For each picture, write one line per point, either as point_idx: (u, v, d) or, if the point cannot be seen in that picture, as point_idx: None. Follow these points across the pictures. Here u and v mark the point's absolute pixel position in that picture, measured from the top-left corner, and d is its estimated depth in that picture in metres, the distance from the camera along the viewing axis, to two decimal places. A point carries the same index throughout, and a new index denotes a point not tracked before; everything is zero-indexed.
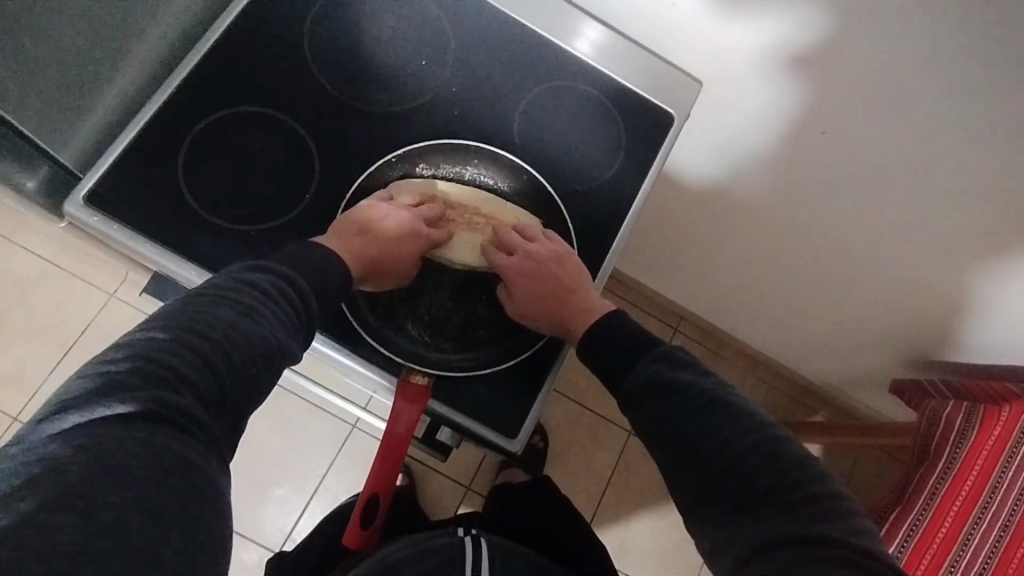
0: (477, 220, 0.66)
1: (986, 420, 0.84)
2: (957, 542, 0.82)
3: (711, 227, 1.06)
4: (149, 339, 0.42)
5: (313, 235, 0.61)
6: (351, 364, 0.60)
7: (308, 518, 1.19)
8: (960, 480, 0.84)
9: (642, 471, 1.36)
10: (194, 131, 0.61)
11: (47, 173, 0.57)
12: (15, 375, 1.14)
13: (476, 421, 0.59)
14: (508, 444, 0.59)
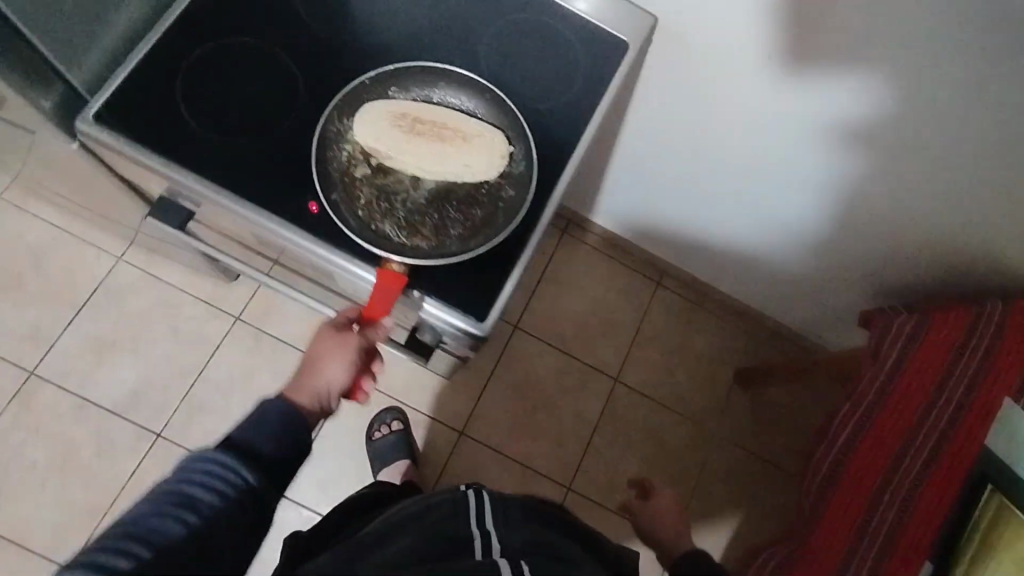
0: (446, 131, 0.69)
1: (937, 322, 0.87)
2: (908, 430, 0.84)
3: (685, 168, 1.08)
4: (179, 483, 0.54)
5: (296, 149, 0.68)
6: (339, 261, 0.65)
7: (308, 466, 1.26)
8: (908, 375, 0.86)
9: (631, 416, 1.42)
10: (190, 59, 0.68)
11: (60, 92, 0.65)
12: (34, 331, 1.21)
13: (446, 308, 0.64)
14: (479, 328, 0.64)
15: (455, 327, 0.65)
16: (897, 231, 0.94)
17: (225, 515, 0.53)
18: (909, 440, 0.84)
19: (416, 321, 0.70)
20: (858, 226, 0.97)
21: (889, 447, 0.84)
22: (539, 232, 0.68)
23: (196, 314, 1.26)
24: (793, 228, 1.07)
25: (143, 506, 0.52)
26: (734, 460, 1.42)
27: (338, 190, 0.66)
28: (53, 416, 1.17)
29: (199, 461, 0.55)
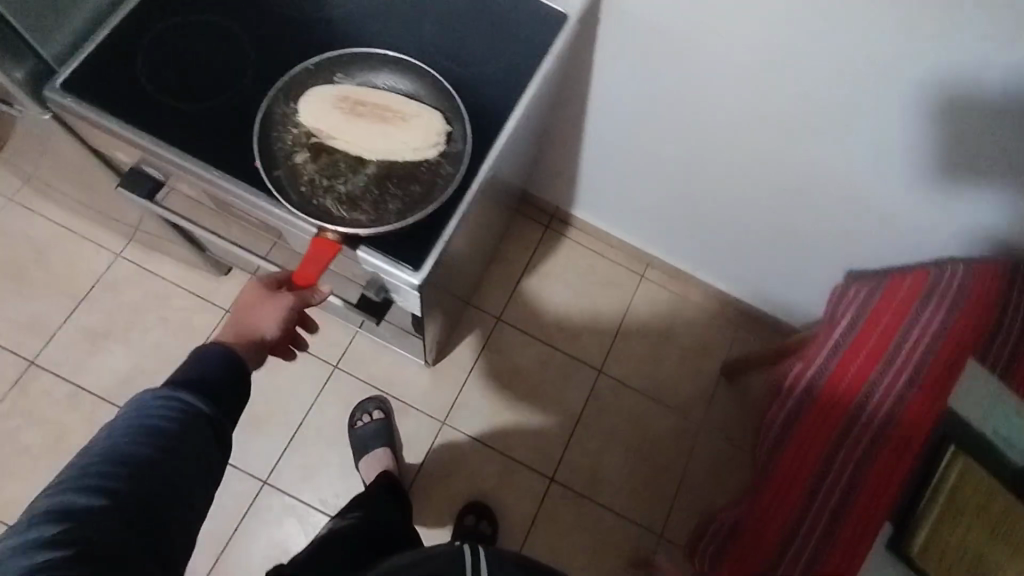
0: (386, 113, 0.71)
1: (871, 318, 0.91)
2: (845, 416, 0.86)
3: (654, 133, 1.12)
4: (134, 422, 0.56)
5: (243, 118, 0.71)
6: (288, 220, 0.69)
7: (293, 450, 1.29)
8: (845, 362, 0.89)
9: (615, 406, 1.42)
10: (148, 36, 0.73)
11: (32, 65, 0.68)
12: (34, 323, 1.27)
13: (372, 249, 0.68)
14: (412, 276, 0.67)
15: (393, 274, 0.68)
16: (864, 173, 0.99)
17: (186, 441, 0.57)
18: (847, 426, 0.85)
19: (363, 270, 0.74)
20: (827, 171, 1.02)
21: (825, 432, 0.86)
22: (472, 204, 0.70)
23: (187, 306, 1.32)
24: (765, 181, 1.11)
25: (107, 439, 0.55)
26: (720, 451, 1.41)
27: (281, 167, 0.70)
28: (50, 402, 1.23)
29: (154, 396, 0.58)
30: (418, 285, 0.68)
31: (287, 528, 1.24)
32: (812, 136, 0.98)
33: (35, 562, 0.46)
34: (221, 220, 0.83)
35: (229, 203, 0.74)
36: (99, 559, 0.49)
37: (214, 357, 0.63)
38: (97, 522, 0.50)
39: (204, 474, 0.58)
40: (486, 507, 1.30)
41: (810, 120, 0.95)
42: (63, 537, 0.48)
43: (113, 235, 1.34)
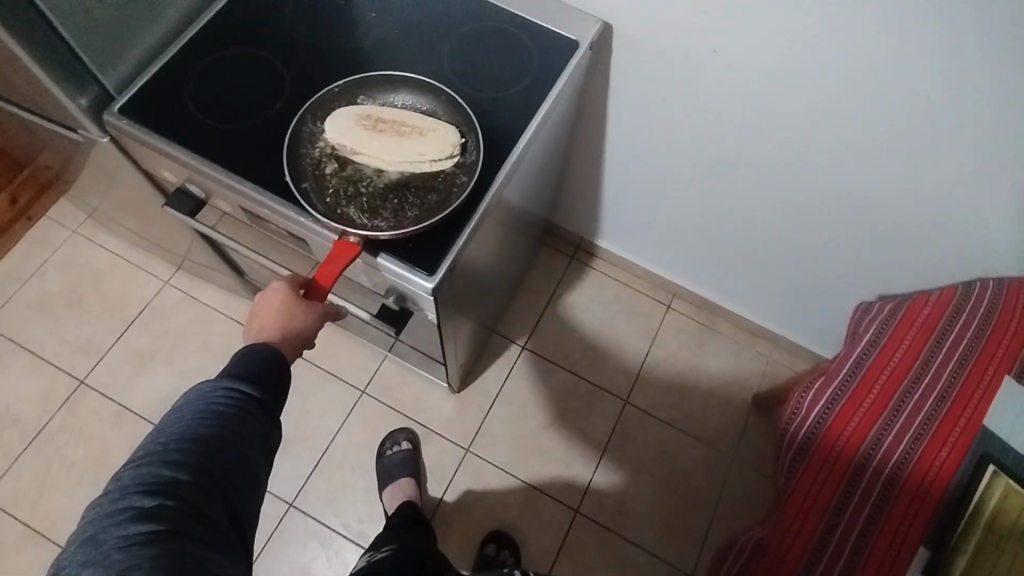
0: (404, 128, 0.76)
1: (887, 347, 0.87)
2: (862, 449, 0.82)
3: (670, 163, 1.15)
4: (194, 410, 0.57)
5: (277, 135, 0.78)
6: (314, 227, 0.73)
7: (319, 473, 1.31)
8: (863, 389, 0.85)
9: (642, 438, 1.39)
10: (198, 67, 0.81)
11: (95, 93, 0.78)
12: (86, 345, 1.36)
13: (393, 257, 0.72)
14: (427, 279, 0.71)
15: (408, 279, 0.72)
16: (884, 198, 0.98)
17: (250, 427, 0.59)
18: (861, 466, 0.82)
19: (381, 281, 0.78)
20: (846, 195, 1.01)
21: (840, 473, 0.82)
22: (486, 211, 0.75)
23: (226, 330, 1.39)
24: (783, 206, 1.10)
25: (179, 422, 0.56)
26: (754, 488, 1.35)
27: (308, 180, 0.75)
28: (95, 421, 1.30)
29: (217, 386, 0.60)
30: (431, 290, 0.71)
31: (310, 552, 1.25)
32: (828, 162, 0.97)
33: (134, 534, 0.47)
34: (255, 235, 0.90)
35: (260, 216, 0.80)
36: (190, 536, 0.49)
37: (259, 354, 0.64)
38: (186, 499, 0.51)
39: (267, 459, 0.60)
40: (509, 536, 1.27)
41: (823, 146, 0.95)
42: (158, 511, 0.49)
43: (164, 265, 1.44)
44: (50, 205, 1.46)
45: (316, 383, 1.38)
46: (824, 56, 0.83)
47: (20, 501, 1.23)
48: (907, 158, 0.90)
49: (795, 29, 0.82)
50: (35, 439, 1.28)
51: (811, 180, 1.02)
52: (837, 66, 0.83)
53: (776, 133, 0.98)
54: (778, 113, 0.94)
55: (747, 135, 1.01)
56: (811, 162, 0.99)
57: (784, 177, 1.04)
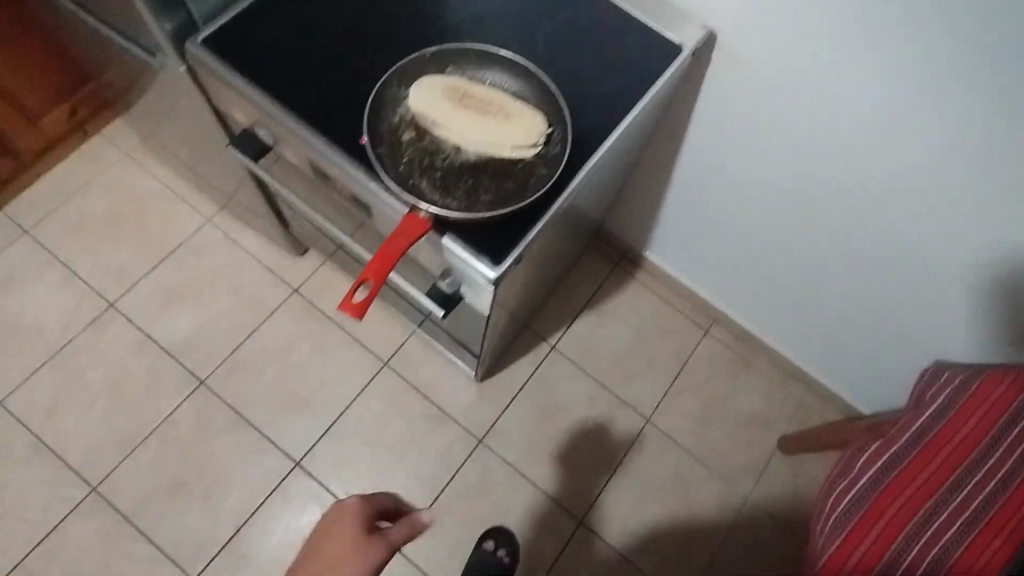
0: (490, 107, 0.72)
1: (952, 420, 0.81)
2: (908, 531, 0.77)
3: (740, 190, 1.10)
4: None
5: (358, 95, 0.75)
6: (383, 197, 0.70)
7: (329, 438, 1.29)
8: (919, 462, 0.80)
9: (658, 461, 1.36)
10: (288, 10, 0.78)
11: (181, 20, 0.75)
12: (121, 269, 1.35)
13: (460, 241, 0.69)
14: (491, 270, 0.67)
15: (470, 265, 0.69)
16: (928, 262, 0.97)
17: None
18: (907, 542, 0.77)
19: (441, 262, 0.74)
20: (890, 255, 1.00)
21: (883, 546, 0.77)
22: (560, 209, 0.71)
23: (260, 280, 1.38)
24: (849, 257, 1.05)
25: None
26: (761, 532, 1.32)
27: (384, 146, 0.71)
28: (118, 347, 1.29)
29: None
30: (493, 281, 0.68)
31: (308, 515, 1.23)
32: (875, 222, 0.97)
33: None
34: (315, 191, 0.87)
35: (326, 173, 0.77)
36: None
37: None
38: None
39: None
40: (503, 535, 1.22)
41: (874, 207, 0.94)
42: None
43: (208, 202, 1.42)
44: (105, 123, 1.45)
45: (340, 346, 1.35)
46: (867, 111, 0.83)
47: (34, 413, 1.22)
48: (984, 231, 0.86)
49: (849, 83, 0.82)
50: (56, 354, 1.27)
51: (861, 239, 1.01)
52: (880, 121, 0.83)
53: (822, 184, 0.97)
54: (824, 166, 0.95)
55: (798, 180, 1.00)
56: (864, 220, 0.98)
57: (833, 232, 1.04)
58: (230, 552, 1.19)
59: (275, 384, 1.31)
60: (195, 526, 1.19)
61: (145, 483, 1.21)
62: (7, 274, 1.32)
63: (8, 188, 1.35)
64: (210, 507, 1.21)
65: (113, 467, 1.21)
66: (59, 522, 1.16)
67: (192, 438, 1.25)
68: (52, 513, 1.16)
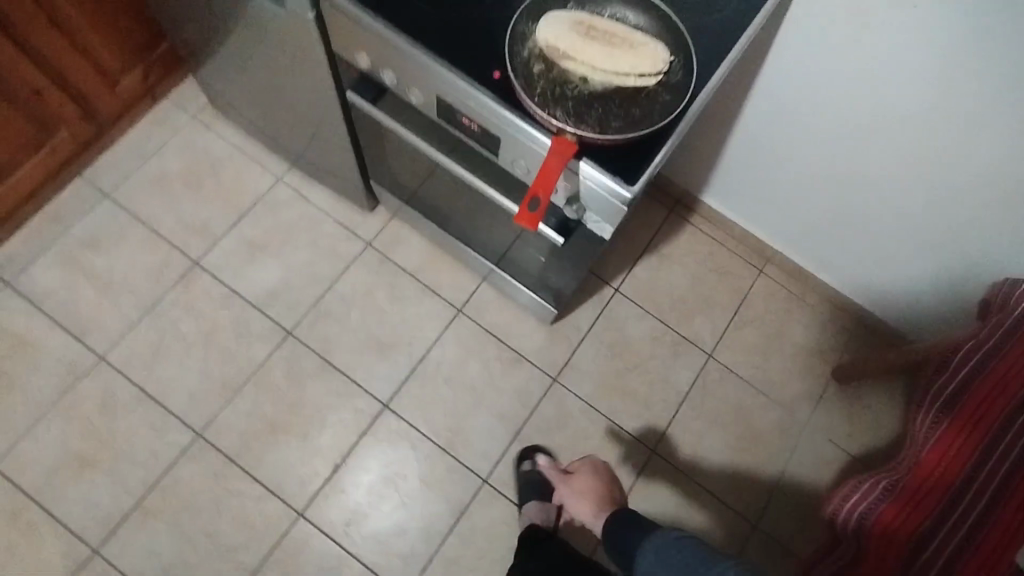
0: (616, 39, 0.77)
1: (989, 385, 0.92)
2: (958, 477, 0.89)
3: (794, 145, 1.22)
4: None
5: (485, 31, 0.79)
6: (522, 126, 0.75)
7: (413, 381, 1.35)
8: (960, 423, 0.91)
9: (721, 393, 1.44)
10: None
11: None
12: (202, 226, 1.39)
13: (596, 163, 0.74)
14: (627, 189, 0.73)
15: (606, 186, 0.74)
16: (945, 226, 1.16)
17: None
18: (955, 493, 0.89)
19: (569, 188, 0.80)
20: (913, 220, 1.20)
21: (934, 499, 0.89)
22: (684, 133, 0.76)
23: (335, 235, 1.43)
24: (894, 203, 1.19)
25: None
26: (821, 455, 1.41)
27: (519, 78, 0.76)
28: (207, 301, 1.34)
29: None
30: (629, 199, 0.73)
31: (399, 450, 1.30)
32: (900, 191, 1.16)
33: None
34: (430, 132, 0.92)
35: (455, 109, 0.81)
36: None
37: None
38: None
39: None
40: (541, 451, 1.30)
41: (907, 159, 1.10)
42: None
43: (278, 162, 1.46)
44: (174, 87, 1.48)
45: (416, 295, 1.41)
46: (896, 98, 1.02)
47: (134, 365, 1.28)
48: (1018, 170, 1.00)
49: (881, 74, 1.01)
50: (149, 309, 1.32)
51: (899, 189, 1.16)
52: (908, 106, 1.02)
53: (854, 158, 1.16)
54: (860, 142, 1.13)
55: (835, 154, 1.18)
56: (900, 171, 1.13)
57: (874, 185, 1.18)
58: (330, 487, 1.26)
59: (359, 332, 1.37)
60: (295, 465, 1.26)
61: (246, 427, 1.27)
62: (94, 235, 1.36)
63: (86, 154, 1.38)
64: (308, 447, 1.28)
65: (214, 413, 1.27)
66: (169, 465, 1.23)
67: (286, 384, 1.31)
68: (162, 456, 1.23)
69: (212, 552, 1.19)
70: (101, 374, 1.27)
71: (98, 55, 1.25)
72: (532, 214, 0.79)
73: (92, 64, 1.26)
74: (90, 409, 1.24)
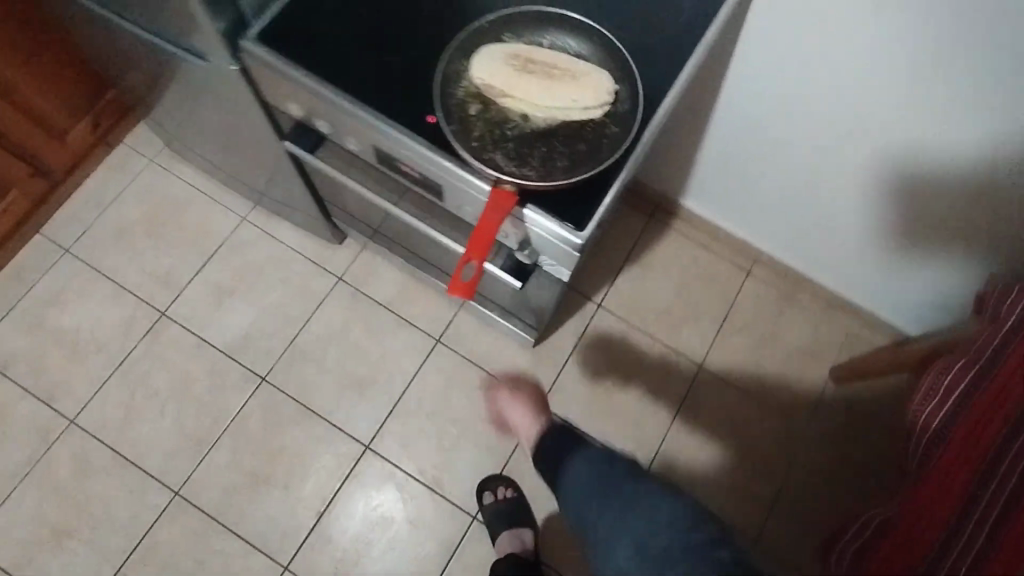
0: (556, 71, 0.72)
1: (999, 386, 0.77)
2: (963, 499, 0.74)
3: (768, 146, 1.16)
4: None
5: (419, 72, 0.74)
6: (463, 175, 0.70)
7: (395, 418, 1.31)
8: (964, 433, 0.77)
9: (714, 405, 1.39)
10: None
11: (231, 18, 0.73)
12: (167, 276, 1.35)
13: (542, 209, 0.69)
14: (576, 236, 0.68)
15: (556, 233, 0.69)
16: (936, 227, 1.10)
17: None
18: (957, 519, 0.73)
19: (519, 233, 0.75)
20: (903, 219, 1.12)
21: (935, 522, 0.73)
22: (635, 166, 0.71)
23: (304, 272, 1.38)
24: (879, 198, 1.11)
25: None
26: (823, 464, 1.35)
27: (454, 123, 0.71)
28: (176, 353, 1.30)
29: None
30: (580, 244, 0.68)
31: (384, 492, 1.27)
32: (887, 194, 1.10)
33: None
34: (375, 177, 0.86)
35: (394, 158, 0.76)
36: None
37: None
38: None
39: None
40: (499, 480, 1.27)
41: (887, 153, 1.03)
42: None
43: (241, 200, 1.41)
44: (127, 131, 1.43)
45: (392, 328, 1.36)
46: (868, 93, 0.96)
47: (107, 426, 1.25)
48: (1005, 160, 0.93)
49: (848, 69, 0.94)
50: (119, 366, 1.29)
51: (881, 183, 1.08)
52: (889, 109, 0.96)
53: (837, 161, 1.10)
54: (842, 145, 1.07)
55: (817, 158, 1.12)
56: (881, 166, 1.06)
57: (856, 181, 1.11)
58: (315, 537, 1.23)
59: (335, 371, 1.33)
60: (278, 517, 1.23)
61: (226, 480, 1.24)
62: (56, 294, 1.32)
63: (41, 210, 1.34)
64: (292, 496, 1.24)
65: (192, 470, 1.24)
66: (149, 527, 1.20)
67: (265, 433, 1.27)
68: (141, 519, 1.20)
69: None
70: (74, 439, 1.24)
71: (40, 111, 1.21)
72: (467, 283, 0.69)
73: (35, 120, 1.21)
74: (65, 476, 1.21)
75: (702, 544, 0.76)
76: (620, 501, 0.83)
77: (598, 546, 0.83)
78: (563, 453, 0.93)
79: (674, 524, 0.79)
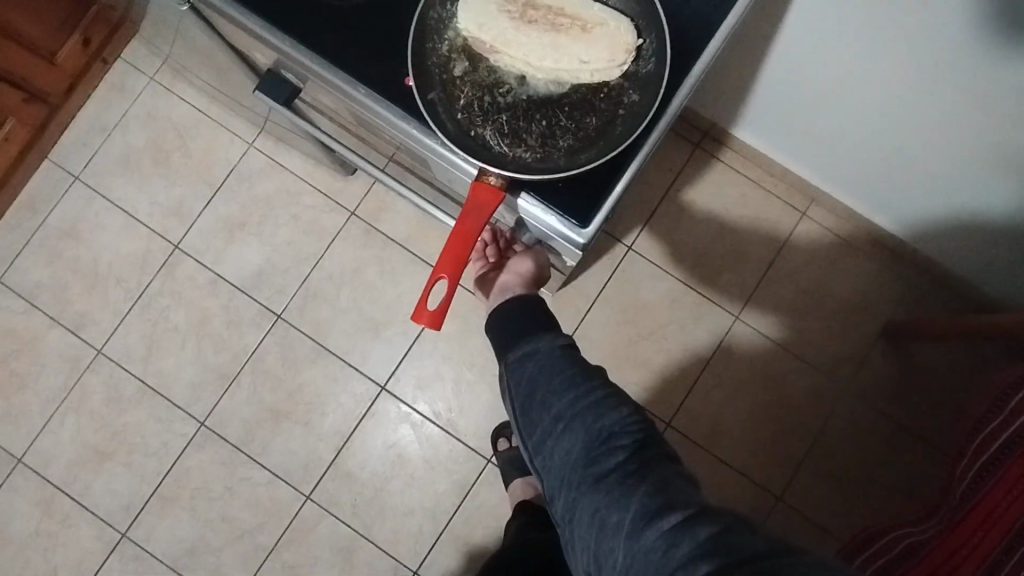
0: (562, 20, 0.57)
1: None
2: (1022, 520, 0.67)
3: (851, 61, 0.92)
4: None
5: (395, 19, 0.60)
6: (445, 155, 0.59)
7: (410, 360, 1.29)
8: None
9: (748, 360, 1.30)
10: None
11: None
12: (178, 208, 1.31)
13: (537, 201, 0.57)
14: (578, 234, 0.57)
15: (555, 229, 0.58)
16: None
17: None
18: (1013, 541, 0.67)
19: (517, 217, 0.64)
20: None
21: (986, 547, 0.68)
22: (657, 142, 0.57)
23: (315, 205, 1.31)
24: (998, 118, 0.87)
25: None
26: (863, 424, 1.27)
27: (436, 89, 0.58)
28: (192, 288, 1.29)
29: None
30: (582, 243, 0.57)
31: (400, 432, 1.27)
32: (991, 130, 0.89)
33: None
34: (359, 131, 0.75)
35: (371, 121, 0.65)
36: None
37: None
38: None
39: None
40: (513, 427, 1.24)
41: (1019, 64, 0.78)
42: None
43: (247, 125, 1.32)
44: (123, 44, 1.32)
45: (406, 268, 1.30)
46: None
47: (132, 358, 1.28)
48: None
49: None
50: (140, 299, 1.29)
51: (1003, 101, 0.84)
52: (1012, 20, 0.74)
53: (934, 83, 0.87)
54: (946, 59, 0.83)
55: (910, 75, 0.88)
56: (1007, 80, 0.81)
57: (966, 100, 0.87)
58: (334, 471, 1.26)
59: (349, 310, 1.29)
60: (298, 450, 1.26)
61: (248, 415, 1.27)
62: (72, 225, 1.30)
63: (46, 134, 1.29)
64: (310, 432, 1.27)
65: (215, 403, 1.27)
66: (179, 454, 1.26)
67: (283, 370, 1.28)
68: (171, 447, 1.26)
69: (229, 535, 1.24)
70: (104, 369, 1.27)
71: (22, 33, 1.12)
72: (433, 310, 0.65)
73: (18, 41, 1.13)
74: (98, 403, 1.27)
75: (652, 460, 0.62)
76: (568, 390, 0.67)
77: (532, 439, 0.69)
78: (522, 340, 0.74)
79: (616, 435, 0.64)
